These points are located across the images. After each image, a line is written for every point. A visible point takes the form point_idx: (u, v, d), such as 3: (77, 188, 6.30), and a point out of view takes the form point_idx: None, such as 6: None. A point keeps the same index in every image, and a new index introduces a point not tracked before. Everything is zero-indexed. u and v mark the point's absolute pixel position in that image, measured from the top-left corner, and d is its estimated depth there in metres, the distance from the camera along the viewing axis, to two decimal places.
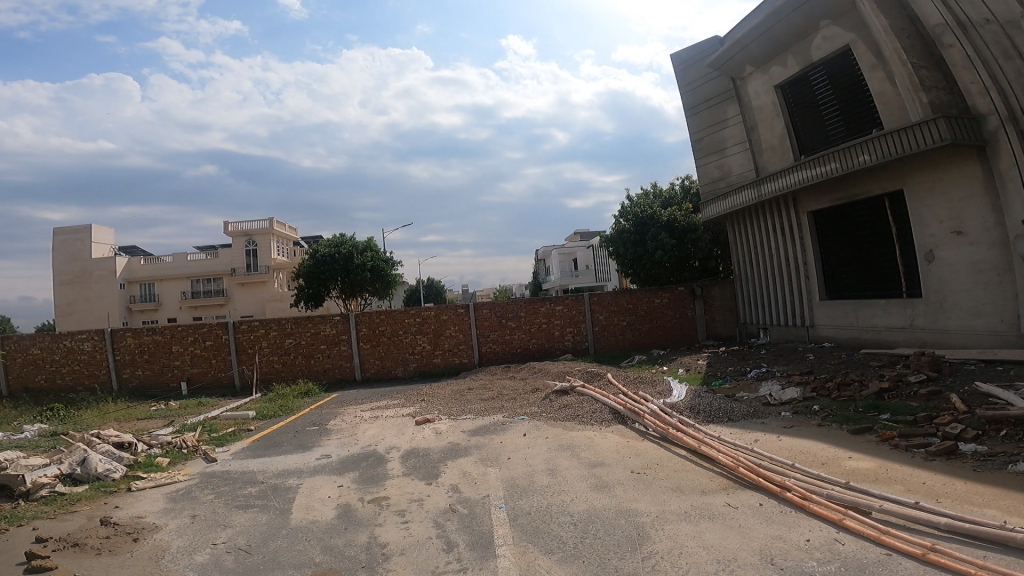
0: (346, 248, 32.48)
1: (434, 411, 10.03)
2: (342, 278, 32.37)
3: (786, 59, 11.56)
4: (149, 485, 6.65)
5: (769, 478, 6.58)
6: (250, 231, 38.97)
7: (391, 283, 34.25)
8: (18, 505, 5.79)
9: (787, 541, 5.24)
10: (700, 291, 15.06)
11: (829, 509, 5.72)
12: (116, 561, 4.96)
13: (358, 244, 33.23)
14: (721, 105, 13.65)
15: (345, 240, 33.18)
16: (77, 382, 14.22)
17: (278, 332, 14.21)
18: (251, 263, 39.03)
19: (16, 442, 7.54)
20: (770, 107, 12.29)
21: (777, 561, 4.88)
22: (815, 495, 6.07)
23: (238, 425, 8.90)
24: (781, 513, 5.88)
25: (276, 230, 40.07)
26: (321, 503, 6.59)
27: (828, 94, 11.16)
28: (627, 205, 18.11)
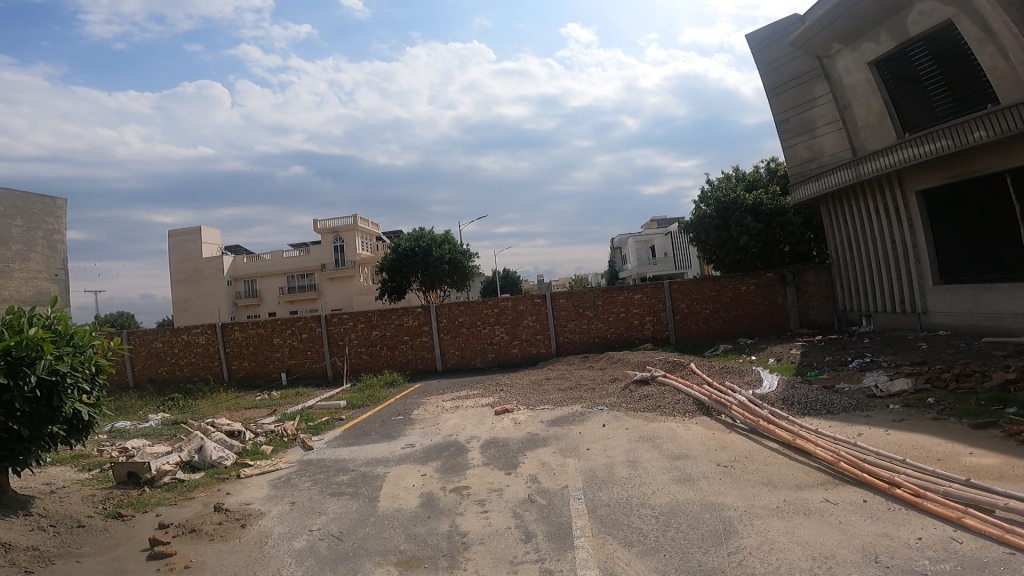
0: (426, 240, 33.46)
1: (512, 401, 10.19)
2: (422, 271, 33.44)
3: (879, 35, 10.43)
4: (255, 473, 7.26)
5: (875, 473, 6.13)
6: (337, 228, 40.89)
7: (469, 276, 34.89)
8: (143, 492, 6.52)
9: (894, 540, 4.88)
10: (792, 276, 14.16)
11: (945, 507, 5.24)
12: (226, 546, 5.48)
13: (437, 237, 34.14)
14: (805, 85, 12.49)
15: (423, 233, 34.09)
16: (193, 372, 15.67)
17: (365, 324, 14.94)
18: (338, 258, 41.04)
19: (143, 431, 8.47)
20: (864, 84, 11.18)
21: (883, 559, 4.57)
22: (930, 492, 5.59)
23: (331, 413, 9.46)
24: (888, 510, 5.46)
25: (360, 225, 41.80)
26: (406, 491, 6.92)
27: (932, 68, 10.02)
28: (707, 189, 17.36)
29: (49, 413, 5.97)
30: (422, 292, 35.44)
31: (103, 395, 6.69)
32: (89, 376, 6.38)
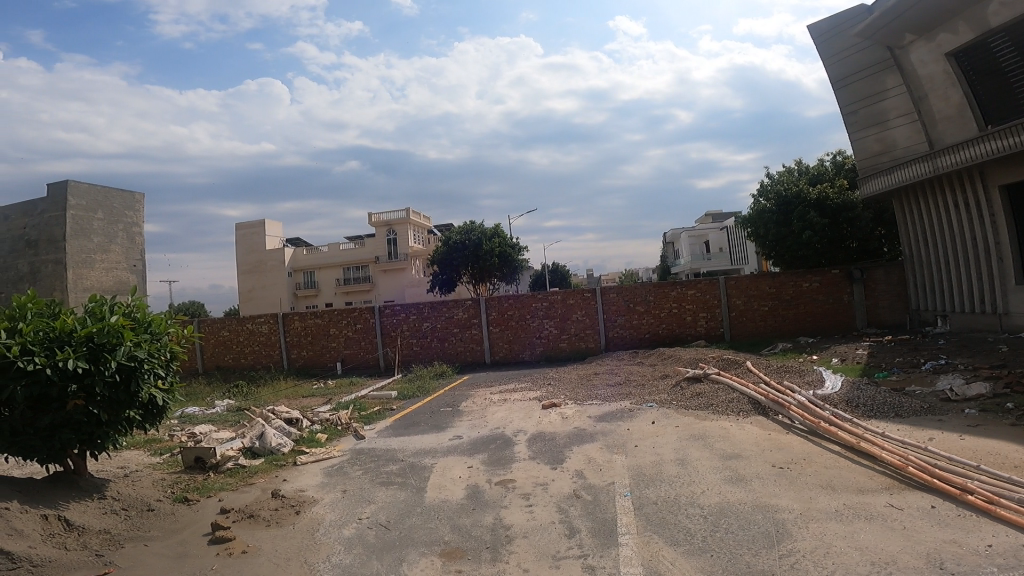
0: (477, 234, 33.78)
1: (559, 396, 10.21)
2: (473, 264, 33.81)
3: (957, 26, 9.86)
4: (311, 460, 7.60)
5: (946, 478, 5.75)
6: (390, 221, 42.53)
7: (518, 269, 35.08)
8: (208, 477, 6.94)
9: (963, 547, 4.58)
10: (860, 274, 13.45)
11: (1022, 515, 4.90)
12: (282, 532, 5.75)
13: (487, 231, 34.29)
14: (873, 77, 11.80)
15: (473, 226, 34.29)
16: (256, 360, 16.44)
17: (416, 316, 15.28)
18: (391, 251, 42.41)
19: (211, 417, 9.02)
20: (941, 76, 10.56)
21: (948, 566, 4.31)
22: (1005, 499, 5.24)
23: (383, 403, 9.76)
24: (958, 517, 5.13)
25: (412, 220, 42.93)
26: (453, 482, 6.90)
27: (1016, 59, 9.42)
28: (767, 183, 16.87)
29: (128, 398, 6.36)
30: (471, 285, 35.77)
31: (177, 382, 7.06)
32: (164, 363, 6.77)
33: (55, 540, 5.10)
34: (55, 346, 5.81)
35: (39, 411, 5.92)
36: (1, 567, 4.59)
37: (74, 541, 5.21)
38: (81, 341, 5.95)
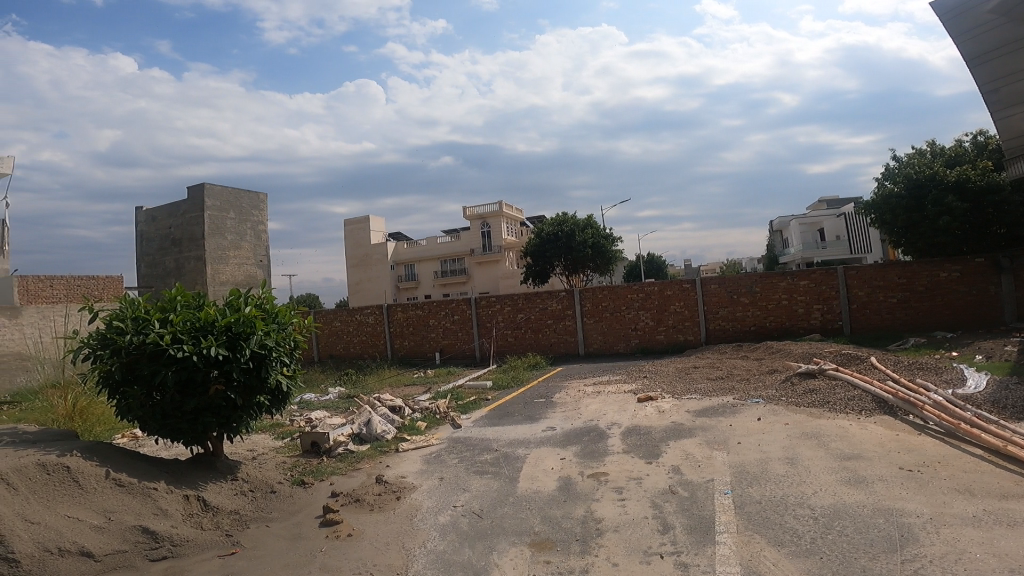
0: (569, 225, 33.67)
1: (657, 390, 9.92)
2: (566, 256, 33.76)
3: None
4: (411, 447, 7.72)
5: None
6: (484, 214, 43.14)
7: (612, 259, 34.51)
8: (320, 461, 7.39)
9: None
10: (1009, 263, 12.05)
11: None
12: (382, 517, 5.92)
13: (579, 221, 34.09)
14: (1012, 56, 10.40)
15: (565, 217, 34.21)
16: (363, 349, 17.39)
17: (511, 307, 15.46)
18: (486, 244, 43.06)
19: (324, 403, 9.65)
20: None
21: None
22: None
23: (479, 394, 9.95)
24: None
25: (505, 212, 43.43)
26: (544, 474, 6.39)
27: None
28: (894, 164, 15.58)
29: (259, 383, 6.98)
30: (564, 276, 35.65)
31: (299, 369, 7.64)
32: (289, 351, 7.38)
33: (193, 521, 5.66)
34: (200, 335, 6.47)
35: (185, 395, 6.60)
36: (147, 546, 5.14)
37: (209, 521, 5.76)
38: (222, 330, 6.61)
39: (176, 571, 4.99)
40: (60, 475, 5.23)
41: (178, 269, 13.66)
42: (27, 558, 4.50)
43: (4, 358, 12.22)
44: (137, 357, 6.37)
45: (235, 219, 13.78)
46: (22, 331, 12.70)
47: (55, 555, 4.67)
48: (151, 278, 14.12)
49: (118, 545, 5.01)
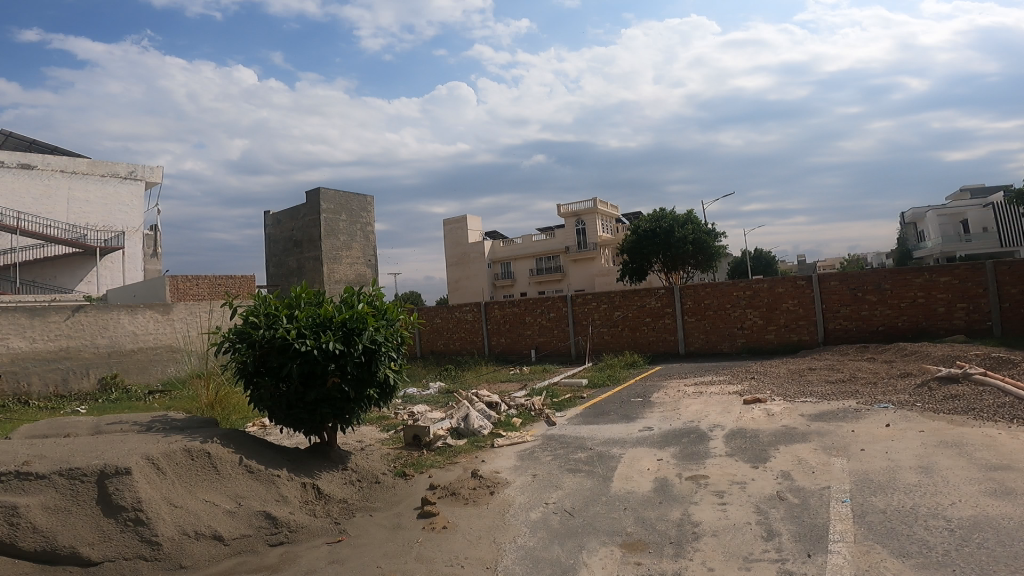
0: (668, 220, 32.64)
1: (766, 392, 9.30)
2: (665, 251, 32.74)
3: None
4: (506, 443, 7.66)
5: None
6: (579, 211, 42.40)
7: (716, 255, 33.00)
8: (421, 453, 7.51)
9: None
10: None
11: None
12: (475, 511, 5.91)
13: (679, 217, 32.96)
14: None
15: (664, 213, 33.27)
16: (461, 346, 17.80)
17: (607, 305, 15.19)
18: (581, 241, 42.25)
19: (425, 398, 9.93)
20: None
21: None
22: None
23: (574, 392, 9.80)
24: None
25: (600, 209, 42.62)
26: (640, 474, 6.15)
27: None
28: None
29: (370, 377, 7.29)
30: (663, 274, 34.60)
31: (405, 364, 7.89)
32: (397, 346, 7.61)
33: (308, 508, 5.97)
34: (320, 330, 6.94)
35: (307, 386, 7.08)
36: (267, 531, 5.45)
37: (321, 509, 6.03)
38: (338, 326, 7.03)
39: (289, 556, 5.26)
40: (202, 461, 5.68)
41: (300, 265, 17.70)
42: (167, 541, 4.89)
43: (158, 350, 13.68)
44: (268, 350, 6.94)
45: (346, 222, 17.66)
46: (172, 325, 13.96)
47: (191, 539, 5.04)
48: (279, 273, 18.29)
49: (244, 529, 5.35)
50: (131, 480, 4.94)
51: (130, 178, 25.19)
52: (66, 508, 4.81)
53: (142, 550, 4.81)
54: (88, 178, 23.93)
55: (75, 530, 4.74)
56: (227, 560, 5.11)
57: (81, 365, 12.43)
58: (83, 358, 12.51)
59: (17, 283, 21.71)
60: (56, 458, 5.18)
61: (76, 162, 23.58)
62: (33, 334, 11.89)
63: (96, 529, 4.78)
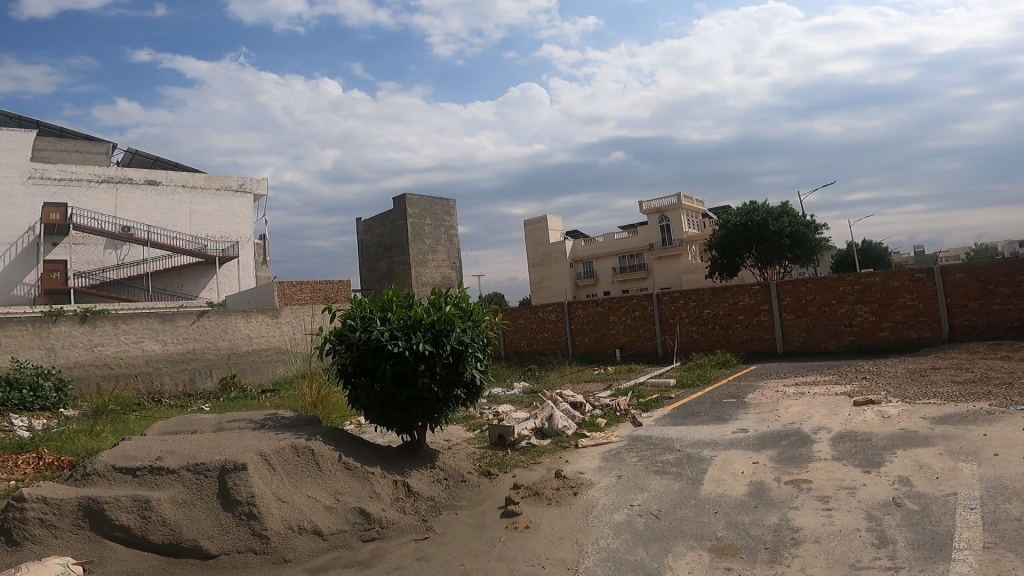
0: (761, 214, 30.96)
1: (878, 393, 8.50)
2: (757, 245, 31.11)
3: None
4: (591, 444, 7.46)
5: None
6: (662, 208, 40.86)
7: (816, 249, 30.90)
8: (505, 452, 7.46)
9: None
10: None
11: None
12: (558, 511, 5.75)
13: (773, 209, 31.17)
14: None
15: (755, 206, 31.62)
16: (545, 346, 17.72)
17: (696, 302, 14.55)
18: (666, 237, 40.88)
19: (509, 398, 9.90)
20: None
21: None
22: None
23: (662, 392, 9.42)
24: None
25: (685, 204, 40.85)
26: (734, 478, 5.76)
27: None
28: None
29: (457, 378, 7.38)
30: (758, 269, 32.85)
31: (491, 365, 7.92)
32: (483, 347, 7.66)
33: (398, 504, 6.07)
34: (410, 331, 7.10)
35: (399, 386, 7.25)
36: (361, 527, 5.58)
37: (410, 506, 6.12)
38: (428, 327, 7.17)
39: (380, 552, 5.33)
40: (307, 458, 5.94)
41: (389, 271, 20.13)
42: (274, 535, 5.08)
43: (269, 352, 14.58)
44: (364, 351, 7.19)
45: (430, 226, 19.91)
46: (281, 328, 14.84)
47: (295, 533, 5.23)
48: (372, 278, 20.96)
49: (341, 525, 5.51)
50: (245, 476, 5.21)
51: (240, 191, 27.14)
52: (191, 502, 5.13)
53: (253, 544, 5.02)
54: (205, 192, 26.08)
55: (198, 523, 5.04)
56: (324, 555, 5.23)
57: (204, 365, 13.53)
58: (207, 359, 13.61)
59: (149, 291, 23.93)
60: (185, 454, 5.56)
61: (195, 177, 25.77)
62: (164, 338, 13.06)
63: (215, 523, 5.06)
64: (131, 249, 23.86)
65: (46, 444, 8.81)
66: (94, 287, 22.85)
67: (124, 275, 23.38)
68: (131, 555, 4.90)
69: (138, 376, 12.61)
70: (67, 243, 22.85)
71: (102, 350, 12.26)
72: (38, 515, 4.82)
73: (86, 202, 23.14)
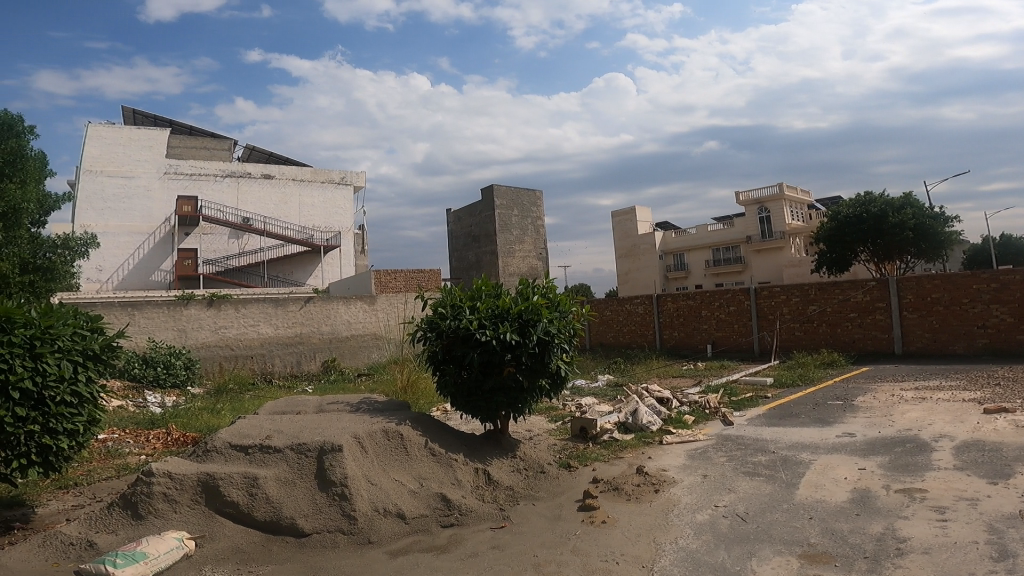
0: (877, 206, 28.51)
1: (1015, 401, 7.47)
2: (874, 240, 28.66)
3: None
4: (676, 441, 7.11)
5: None
6: (762, 199, 38.51)
7: (944, 243, 27.95)
8: (586, 445, 7.27)
9: None
10: None
11: None
12: (637, 508, 5.50)
13: (892, 201, 28.56)
14: None
15: (871, 197, 29.12)
16: (631, 339, 17.28)
17: (800, 298, 13.61)
18: (766, 230, 38.30)
19: (593, 391, 9.68)
20: None
21: None
22: None
23: (757, 391, 8.83)
24: None
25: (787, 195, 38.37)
26: (834, 483, 5.25)
27: None
28: None
29: (543, 368, 7.31)
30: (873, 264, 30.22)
31: (576, 356, 7.78)
32: (569, 338, 7.54)
33: (478, 492, 6.09)
34: (498, 321, 7.11)
35: (485, 375, 7.29)
36: (441, 513, 5.61)
37: (489, 495, 6.11)
38: (515, 317, 7.15)
39: (458, 538, 5.33)
40: (395, 441, 6.15)
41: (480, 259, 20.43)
42: (361, 516, 5.21)
43: (366, 337, 15.12)
44: (453, 339, 7.28)
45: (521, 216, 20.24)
46: (377, 314, 15.31)
47: (381, 515, 5.34)
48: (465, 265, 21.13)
49: (423, 509, 5.60)
50: (340, 457, 5.45)
51: (342, 183, 28.47)
52: (293, 481, 5.41)
53: (342, 524, 5.17)
54: (311, 185, 27.68)
55: (296, 502, 5.27)
56: (407, 537, 5.31)
57: (310, 349, 14.35)
58: (312, 343, 14.41)
59: (265, 277, 25.86)
60: (290, 434, 5.92)
61: (302, 171, 27.50)
62: (275, 321, 13.97)
63: (310, 503, 5.28)
64: (250, 239, 25.82)
65: (174, 419, 9.66)
66: (220, 273, 25.03)
67: (244, 263, 25.35)
68: (237, 531, 5.14)
69: (255, 357, 13.64)
70: (197, 233, 25.21)
71: (225, 332, 13.36)
72: (162, 490, 5.23)
73: (213, 195, 25.54)
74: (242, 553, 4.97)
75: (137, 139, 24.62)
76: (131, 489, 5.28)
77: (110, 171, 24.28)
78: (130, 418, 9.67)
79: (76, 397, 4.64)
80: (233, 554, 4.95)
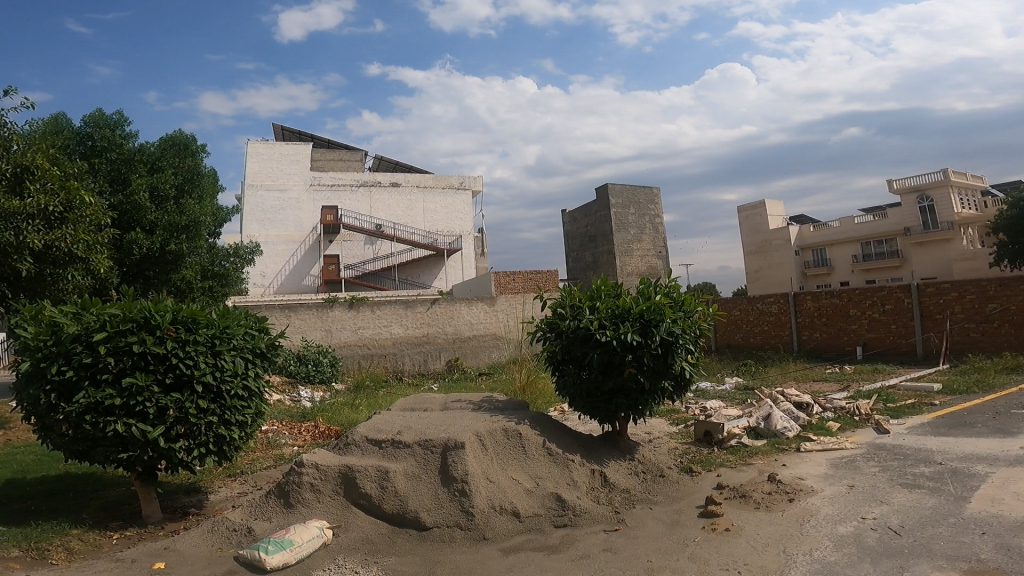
0: None
1: None
2: None
3: None
4: (817, 449, 6.32)
5: None
6: (922, 186, 33.83)
7: None
8: (711, 450, 6.69)
9: None
10: None
11: None
12: (766, 517, 4.92)
13: None
14: None
15: None
16: (765, 340, 16.00)
17: (977, 295, 11.70)
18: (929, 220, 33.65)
19: (720, 394, 8.99)
20: None
21: None
22: None
23: (919, 397, 7.64)
24: None
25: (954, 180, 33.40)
26: (1019, 498, 4.32)
27: None
28: None
29: (666, 370, 6.86)
30: None
31: (702, 358, 7.23)
32: (695, 339, 7.03)
33: (593, 494, 5.79)
34: (618, 321, 6.80)
35: (605, 375, 6.99)
36: (554, 512, 5.41)
37: (605, 496, 5.79)
38: (636, 317, 6.79)
39: (570, 539, 5.09)
40: (513, 440, 6.02)
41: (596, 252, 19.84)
42: (477, 510, 5.16)
43: (486, 337, 15.56)
44: (573, 340, 7.08)
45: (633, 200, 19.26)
46: (497, 315, 15.72)
47: (497, 513, 5.24)
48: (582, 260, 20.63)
49: (537, 508, 5.42)
50: (461, 454, 5.46)
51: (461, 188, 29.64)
52: (420, 476, 5.50)
53: (460, 519, 5.16)
54: (435, 192, 29.15)
55: (421, 496, 5.34)
56: (520, 535, 5.17)
57: (435, 349, 14.90)
58: (436, 343, 14.98)
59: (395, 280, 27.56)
60: (419, 430, 6.02)
61: (426, 178, 29.00)
62: (404, 322, 14.67)
63: (433, 498, 5.32)
64: (384, 245, 27.73)
65: (320, 413, 10.41)
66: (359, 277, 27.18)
67: (379, 266, 27.32)
68: (368, 522, 5.28)
69: (388, 356, 14.42)
70: (339, 240, 27.48)
71: (363, 332, 14.26)
72: (310, 480, 5.55)
73: (351, 204, 27.75)
74: (370, 543, 5.07)
75: (286, 154, 27.28)
76: (286, 478, 5.67)
77: (267, 185, 27.07)
78: (286, 411, 10.58)
79: (247, 391, 5.02)
80: (362, 543, 5.08)
